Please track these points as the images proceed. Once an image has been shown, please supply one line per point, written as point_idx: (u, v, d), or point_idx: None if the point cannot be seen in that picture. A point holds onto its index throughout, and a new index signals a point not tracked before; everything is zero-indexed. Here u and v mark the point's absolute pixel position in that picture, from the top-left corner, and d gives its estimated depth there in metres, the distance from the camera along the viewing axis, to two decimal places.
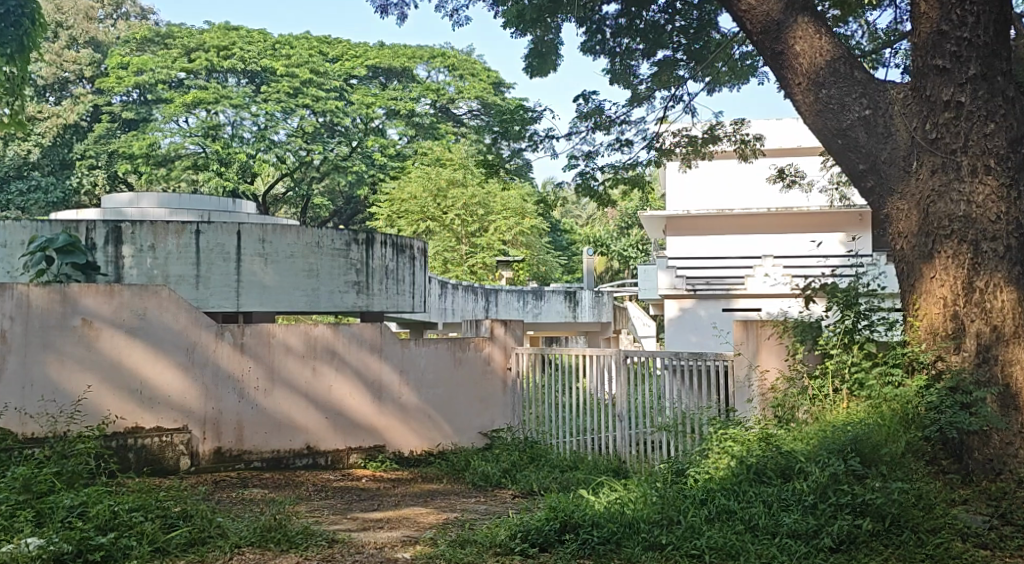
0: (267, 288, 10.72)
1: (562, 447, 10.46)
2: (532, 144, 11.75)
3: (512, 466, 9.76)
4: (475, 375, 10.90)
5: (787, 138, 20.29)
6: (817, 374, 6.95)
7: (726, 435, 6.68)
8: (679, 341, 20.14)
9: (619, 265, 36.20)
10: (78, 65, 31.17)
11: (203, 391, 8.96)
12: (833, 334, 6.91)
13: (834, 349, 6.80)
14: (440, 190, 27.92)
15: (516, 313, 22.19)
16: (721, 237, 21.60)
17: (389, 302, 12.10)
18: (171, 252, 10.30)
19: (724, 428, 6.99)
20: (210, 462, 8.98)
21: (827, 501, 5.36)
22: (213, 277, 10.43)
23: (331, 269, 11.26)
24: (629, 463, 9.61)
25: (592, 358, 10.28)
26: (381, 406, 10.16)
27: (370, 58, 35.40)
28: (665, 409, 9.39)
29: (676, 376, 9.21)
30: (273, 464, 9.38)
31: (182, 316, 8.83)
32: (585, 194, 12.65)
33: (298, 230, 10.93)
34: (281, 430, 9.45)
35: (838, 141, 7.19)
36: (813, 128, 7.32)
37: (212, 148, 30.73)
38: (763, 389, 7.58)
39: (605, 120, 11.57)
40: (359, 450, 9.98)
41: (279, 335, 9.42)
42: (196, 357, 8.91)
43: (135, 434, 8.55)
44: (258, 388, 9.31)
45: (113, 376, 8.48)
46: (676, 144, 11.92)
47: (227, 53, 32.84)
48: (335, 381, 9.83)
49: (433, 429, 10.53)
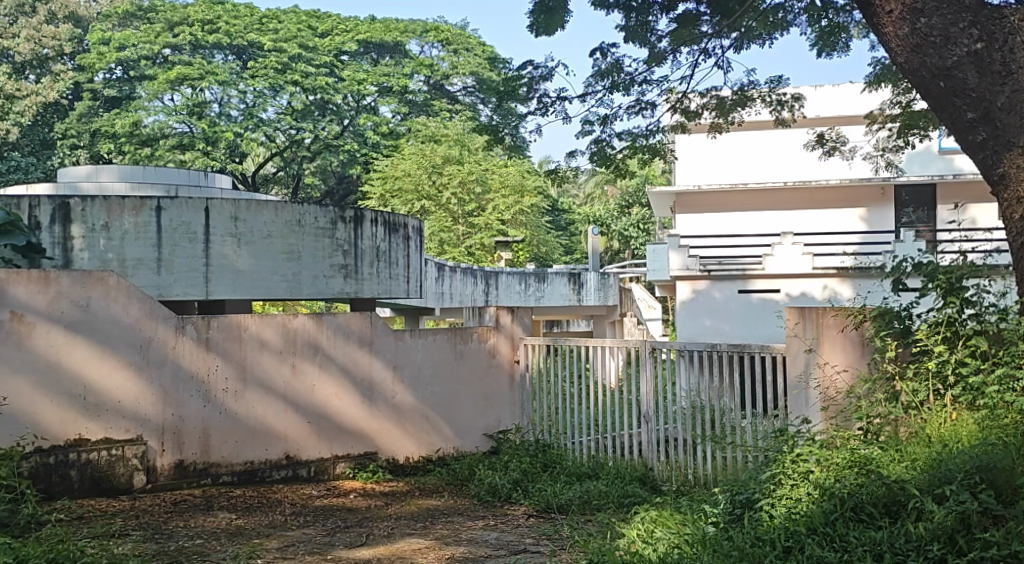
0: (240, 274, 9.40)
1: (578, 450, 9.19)
2: (542, 107, 10.36)
3: (523, 476, 8.47)
4: (477, 369, 9.61)
5: (817, 109, 19.05)
6: (911, 376, 5.84)
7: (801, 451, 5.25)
8: (693, 325, 18.88)
9: (620, 245, 34.67)
10: (58, 41, 29.37)
11: (161, 395, 7.62)
12: (931, 326, 5.80)
13: (937, 348, 5.70)
14: (435, 167, 26.62)
15: (518, 297, 20.82)
16: (736, 214, 20.22)
17: (382, 288, 10.71)
18: (129, 232, 8.95)
19: (790, 439, 5.70)
20: (171, 478, 7.64)
21: (961, 556, 4.09)
22: (177, 261, 9.12)
23: (315, 251, 9.92)
24: (658, 471, 8.40)
25: (611, 348, 8.98)
26: (372, 407, 8.86)
27: (360, 33, 33.70)
28: (700, 410, 8.10)
29: (711, 369, 7.93)
30: (246, 478, 8.03)
31: (134, 307, 7.51)
32: (600, 163, 11.29)
33: (276, 207, 9.59)
34: (254, 438, 8.11)
35: (941, 83, 5.87)
36: (907, 67, 6.00)
37: (199, 127, 29.46)
38: (828, 390, 6.45)
39: (624, 78, 10.23)
40: (347, 458, 8.67)
41: (251, 328, 8.11)
42: (152, 356, 7.59)
43: (78, 448, 7.19)
44: (227, 390, 7.97)
45: (49, 380, 7.10)
46: (702, 106, 10.63)
47: (212, 27, 31.10)
48: (319, 381, 8.51)
49: (431, 432, 9.25)
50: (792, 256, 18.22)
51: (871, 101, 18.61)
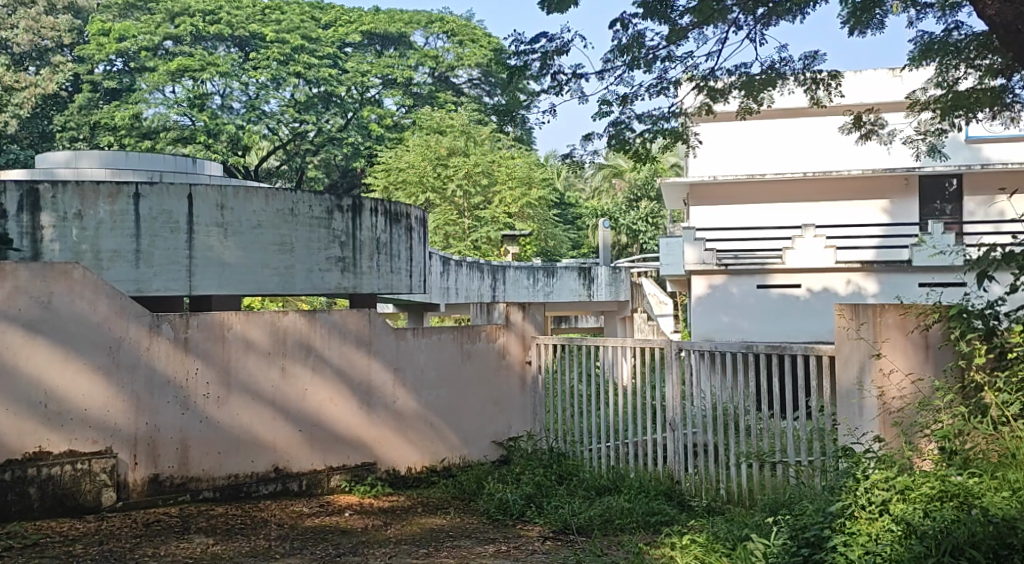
0: (227, 267, 8.60)
1: (595, 459, 8.40)
2: (556, 86, 9.51)
3: (538, 489, 7.69)
4: (486, 371, 8.80)
5: (855, 96, 18.20)
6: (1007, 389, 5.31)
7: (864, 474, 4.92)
8: (710, 322, 18.17)
9: (628, 240, 33.78)
10: (57, 32, 28.60)
11: (134, 402, 6.82)
12: None
13: None
14: (440, 159, 25.86)
15: (527, 292, 20.04)
16: (753, 206, 19.36)
17: (382, 283, 9.91)
18: (104, 221, 8.16)
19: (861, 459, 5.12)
20: (145, 495, 6.84)
21: None
22: (158, 253, 8.32)
23: (309, 242, 9.12)
24: (685, 484, 7.65)
25: (634, 348, 8.16)
26: (370, 414, 8.04)
27: (364, 24, 33.01)
28: (732, 419, 7.33)
29: (745, 371, 7.18)
30: (230, 493, 7.22)
31: (102, 303, 6.71)
32: (619, 147, 10.45)
33: (267, 194, 8.79)
34: (239, 449, 7.30)
35: None
36: None
37: (200, 119, 28.72)
38: (885, 399, 6.04)
39: (646, 53, 9.35)
40: (343, 470, 7.85)
41: (235, 327, 7.30)
42: (123, 358, 6.79)
43: (38, 462, 6.41)
44: (208, 396, 7.17)
45: (6, 387, 6.32)
46: (728, 85, 9.84)
47: (214, 18, 30.28)
48: (312, 385, 7.70)
49: (434, 440, 8.44)
50: (814, 249, 17.41)
51: (904, 86, 17.72)
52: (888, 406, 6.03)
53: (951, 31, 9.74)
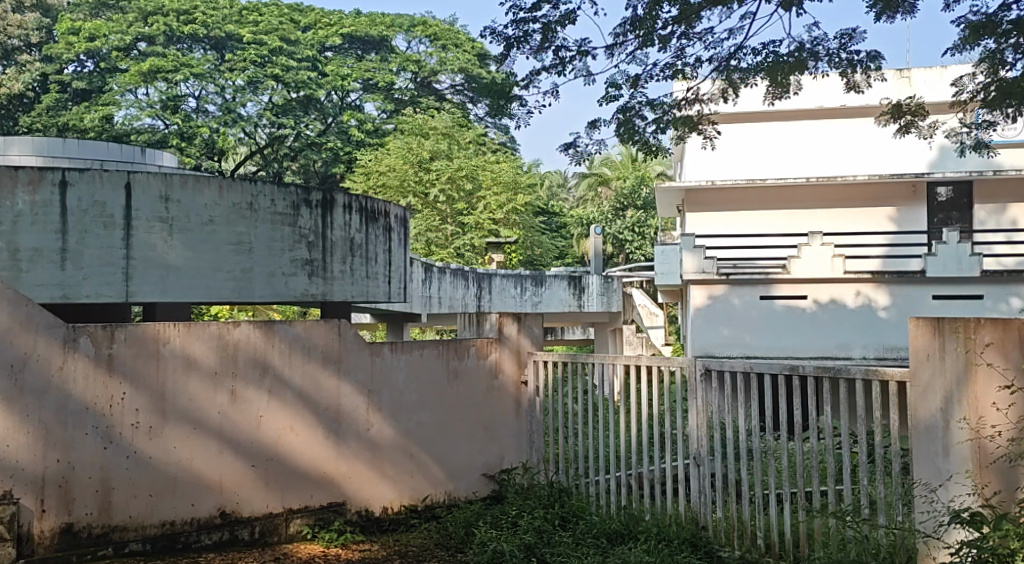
0: (171, 270, 7.27)
1: (600, 494, 7.11)
2: (559, 63, 8.30)
3: (539, 540, 6.42)
4: (475, 391, 7.52)
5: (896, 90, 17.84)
6: None
7: (988, 556, 4.63)
8: (709, 334, 16.94)
9: (613, 249, 32.63)
10: (24, 30, 27.17)
11: (43, 435, 5.55)
12: None
13: None
14: (422, 163, 24.61)
15: (514, 302, 18.69)
16: (753, 213, 18.04)
17: (357, 290, 8.56)
18: (24, 214, 6.85)
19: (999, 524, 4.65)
20: (55, 550, 5.55)
21: None
22: (88, 252, 7.00)
23: (272, 242, 7.77)
24: (710, 527, 6.35)
25: (644, 368, 6.78)
26: (337, 444, 6.73)
27: (345, 26, 31.63)
28: (765, 454, 6.03)
29: (778, 396, 5.85)
30: (163, 545, 5.93)
31: (3, 313, 5.46)
32: (627, 139, 9.20)
33: (221, 184, 7.48)
34: (175, 491, 6.00)
35: None
36: None
37: (172, 121, 27.35)
38: (987, 443, 4.89)
39: (662, 27, 8.15)
40: (306, 513, 6.54)
41: (170, 342, 6.02)
42: (30, 380, 5.52)
43: None
44: (138, 427, 5.89)
45: None
46: (753, 67, 8.64)
47: (188, 18, 28.83)
48: (267, 411, 6.40)
49: (415, 474, 7.14)
50: (818, 260, 16.24)
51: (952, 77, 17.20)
52: (985, 447, 4.89)
53: (1007, 7, 8.53)
